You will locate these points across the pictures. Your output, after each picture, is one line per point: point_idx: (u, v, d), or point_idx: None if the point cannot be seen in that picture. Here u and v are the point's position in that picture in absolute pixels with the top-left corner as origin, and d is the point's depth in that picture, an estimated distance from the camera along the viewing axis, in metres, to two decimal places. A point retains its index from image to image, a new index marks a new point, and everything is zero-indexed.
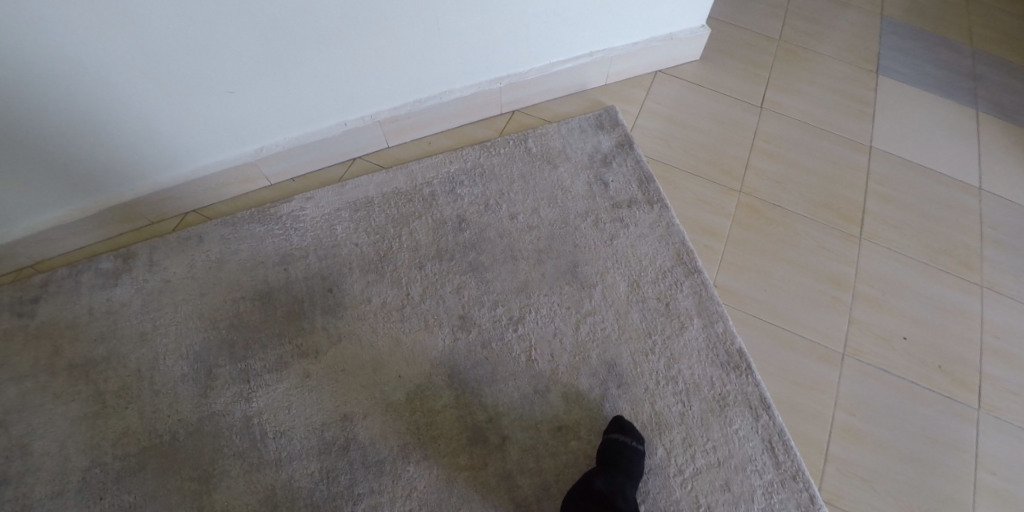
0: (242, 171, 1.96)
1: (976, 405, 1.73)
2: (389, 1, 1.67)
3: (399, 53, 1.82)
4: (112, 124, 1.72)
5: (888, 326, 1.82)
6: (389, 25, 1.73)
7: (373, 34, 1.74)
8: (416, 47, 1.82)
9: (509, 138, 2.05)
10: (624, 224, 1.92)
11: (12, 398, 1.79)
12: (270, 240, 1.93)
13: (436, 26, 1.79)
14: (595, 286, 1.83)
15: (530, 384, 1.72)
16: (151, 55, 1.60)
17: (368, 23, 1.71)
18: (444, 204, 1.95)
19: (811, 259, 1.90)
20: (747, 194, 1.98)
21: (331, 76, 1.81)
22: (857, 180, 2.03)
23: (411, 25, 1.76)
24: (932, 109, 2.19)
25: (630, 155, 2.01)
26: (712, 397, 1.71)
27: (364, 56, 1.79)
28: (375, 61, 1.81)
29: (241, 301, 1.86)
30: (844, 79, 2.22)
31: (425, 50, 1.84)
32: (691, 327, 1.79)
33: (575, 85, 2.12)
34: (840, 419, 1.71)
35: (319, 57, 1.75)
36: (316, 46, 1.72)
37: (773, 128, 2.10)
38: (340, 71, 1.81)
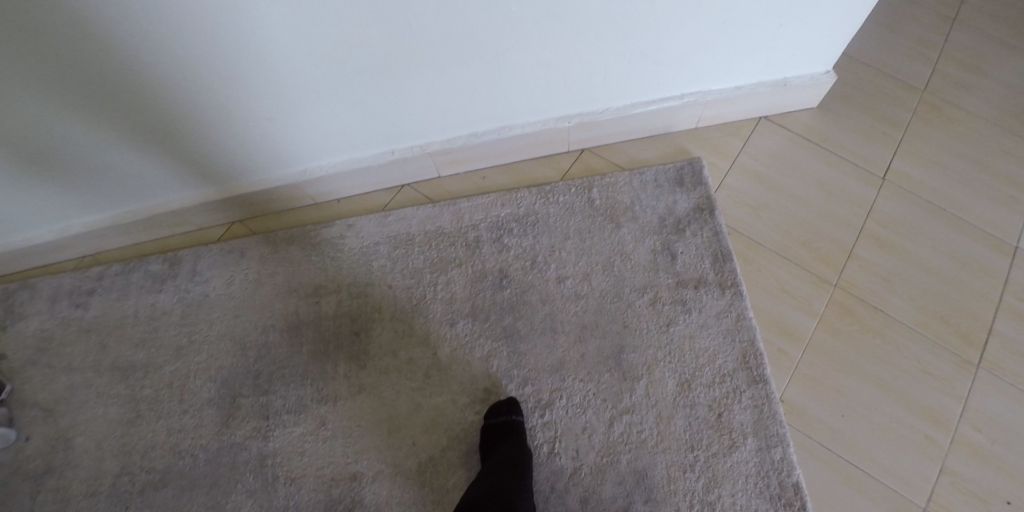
0: (285, 190, 1.84)
1: None
2: (442, 35, 1.48)
3: (453, 86, 1.63)
4: (151, 127, 1.58)
5: (989, 485, 1.48)
6: (443, 58, 1.54)
7: (424, 67, 1.56)
8: (473, 81, 1.62)
9: (570, 184, 1.81)
10: (686, 308, 1.65)
11: (60, 389, 1.73)
12: (307, 267, 1.80)
13: (497, 59, 1.58)
14: (639, 380, 1.61)
15: (550, 475, 1.55)
16: (189, 67, 1.45)
17: (419, 55, 1.52)
18: (488, 253, 1.76)
19: (908, 385, 1.57)
20: (842, 290, 1.65)
21: (378, 106, 1.65)
22: (989, 289, 1.63)
23: (468, 59, 1.56)
24: None
25: (709, 223, 1.72)
26: None
27: (415, 88, 1.61)
28: (426, 93, 1.63)
29: (271, 330, 1.74)
30: (1000, 152, 1.75)
31: (483, 84, 1.64)
32: (741, 447, 1.53)
33: (659, 127, 1.82)
34: None
35: (365, 87, 1.58)
36: (361, 78, 1.55)
37: (894, 209, 1.71)
38: (389, 102, 1.64)
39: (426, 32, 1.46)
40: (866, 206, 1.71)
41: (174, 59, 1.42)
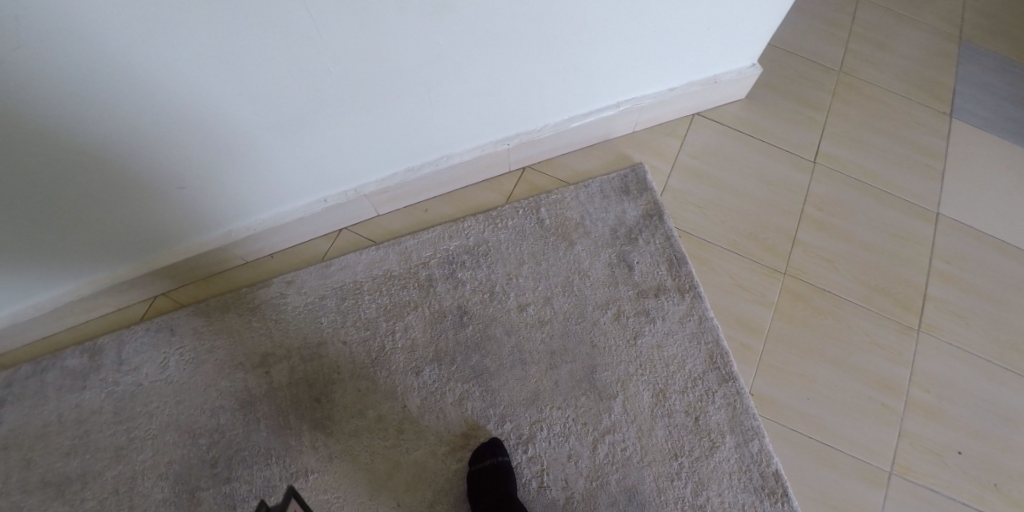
0: (212, 255, 1.67)
1: None
2: (367, 73, 1.38)
3: (382, 125, 1.52)
4: (46, 209, 1.39)
5: (942, 439, 1.57)
6: (368, 96, 1.43)
7: (349, 107, 1.44)
8: (404, 118, 1.52)
9: (517, 206, 1.76)
10: (650, 318, 1.65)
11: None
12: (250, 336, 1.66)
13: (426, 93, 1.48)
14: (615, 398, 1.59)
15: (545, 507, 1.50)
16: (81, 129, 1.28)
17: (341, 95, 1.41)
18: (444, 291, 1.68)
19: (862, 359, 1.63)
20: (792, 277, 1.70)
21: (302, 155, 1.51)
22: (919, 256, 1.72)
23: (396, 94, 1.45)
24: (1009, 162, 1.84)
25: (660, 228, 1.73)
26: None
27: (341, 131, 1.49)
28: (354, 135, 1.51)
29: (221, 411, 1.58)
30: (912, 124, 1.87)
31: (414, 120, 1.54)
32: (722, 446, 1.55)
33: (598, 135, 1.81)
34: None
35: (286, 135, 1.45)
36: (280, 125, 1.42)
37: (827, 191, 1.78)
38: (314, 149, 1.51)
39: (348, 73, 1.36)
40: (802, 191, 1.78)
41: (62, 120, 1.25)
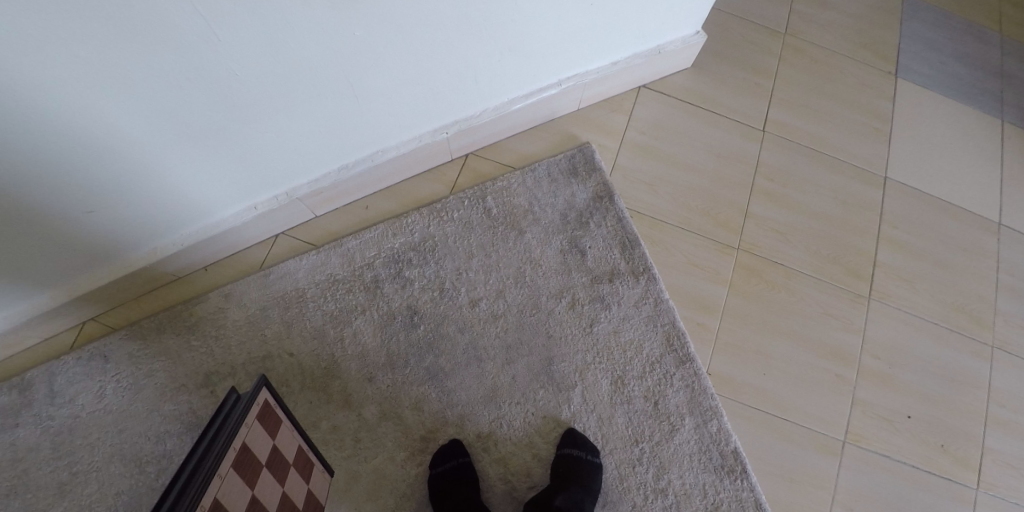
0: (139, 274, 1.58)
1: (974, 484, 1.58)
2: (280, 76, 1.27)
3: (307, 126, 1.42)
4: None
5: (892, 405, 1.64)
6: (286, 98, 1.33)
7: (267, 112, 1.34)
8: (331, 117, 1.42)
9: (462, 196, 1.69)
10: (605, 304, 1.61)
11: None
12: (190, 355, 1.60)
13: (352, 89, 1.38)
14: (574, 388, 1.55)
15: (509, 505, 1.49)
16: None
17: (256, 100, 1.30)
18: (391, 292, 1.62)
19: (816, 331, 1.67)
20: (746, 253, 1.69)
21: (224, 164, 1.41)
22: (869, 224, 1.77)
23: (318, 94, 1.35)
24: (952, 123, 1.90)
25: (611, 210, 1.68)
26: (704, 507, 1.50)
27: (263, 136, 1.39)
28: (277, 139, 1.41)
29: (167, 436, 1.52)
30: (858, 86, 1.91)
31: (342, 118, 1.44)
32: (682, 428, 1.54)
33: (542, 115, 1.74)
34: None
35: (202, 146, 1.35)
36: (194, 137, 1.32)
37: (777, 160, 1.80)
38: (235, 157, 1.41)
39: (259, 77, 1.26)
40: (753, 162, 1.78)
41: None
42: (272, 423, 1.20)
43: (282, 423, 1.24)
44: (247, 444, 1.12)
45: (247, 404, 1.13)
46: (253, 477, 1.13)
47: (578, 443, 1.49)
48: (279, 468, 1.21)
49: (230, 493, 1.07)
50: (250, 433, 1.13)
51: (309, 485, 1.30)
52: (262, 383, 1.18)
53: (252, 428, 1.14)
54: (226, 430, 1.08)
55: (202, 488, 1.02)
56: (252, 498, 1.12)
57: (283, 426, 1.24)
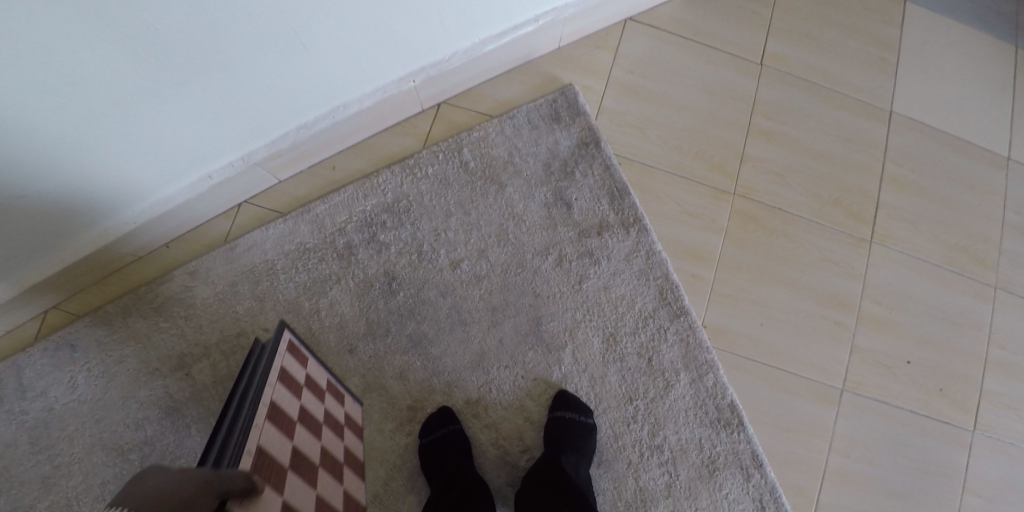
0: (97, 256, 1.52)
1: (971, 426, 1.57)
2: (208, 35, 1.17)
3: (250, 87, 1.31)
4: None
5: (890, 351, 1.60)
6: (219, 58, 1.22)
7: (200, 74, 1.24)
8: (275, 76, 1.32)
9: (436, 150, 1.57)
10: (595, 259, 1.53)
11: None
12: (160, 338, 1.53)
13: (292, 45, 1.27)
14: (565, 348, 1.49)
15: (503, 471, 1.43)
16: None
17: (184, 61, 1.20)
18: (365, 258, 1.53)
19: (815, 277, 1.62)
20: (741, 198, 1.62)
21: (163, 134, 1.32)
22: (872, 162, 1.71)
23: (255, 51, 1.24)
24: (962, 51, 1.81)
25: (598, 157, 1.57)
26: (699, 461, 1.47)
27: (201, 102, 1.29)
28: (218, 103, 1.31)
29: (147, 422, 1.48)
30: (863, 12, 1.82)
31: (288, 76, 1.33)
32: (677, 384, 1.49)
33: (519, 56, 1.60)
34: (832, 462, 1.52)
35: (134, 116, 1.25)
36: (122, 106, 1.23)
37: (776, 95, 1.71)
38: (175, 126, 1.32)
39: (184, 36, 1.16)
40: (749, 99, 1.70)
41: None
42: (300, 356, 1.21)
43: (309, 359, 1.24)
44: (288, 368, 1.15)
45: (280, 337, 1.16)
46: (297, 400, 1.14)
47: (571, 405, 1.44)
48: (316, 393, 1.22)
49: (282, 400, 1.09)
50: (287, 360, 1.15)
51: (345, 411, 1.31)
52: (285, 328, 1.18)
53: (289, 357, 1.16)
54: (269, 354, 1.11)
55: (258, 393, 1.04)
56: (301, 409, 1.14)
57: (310, 357, 1.24)
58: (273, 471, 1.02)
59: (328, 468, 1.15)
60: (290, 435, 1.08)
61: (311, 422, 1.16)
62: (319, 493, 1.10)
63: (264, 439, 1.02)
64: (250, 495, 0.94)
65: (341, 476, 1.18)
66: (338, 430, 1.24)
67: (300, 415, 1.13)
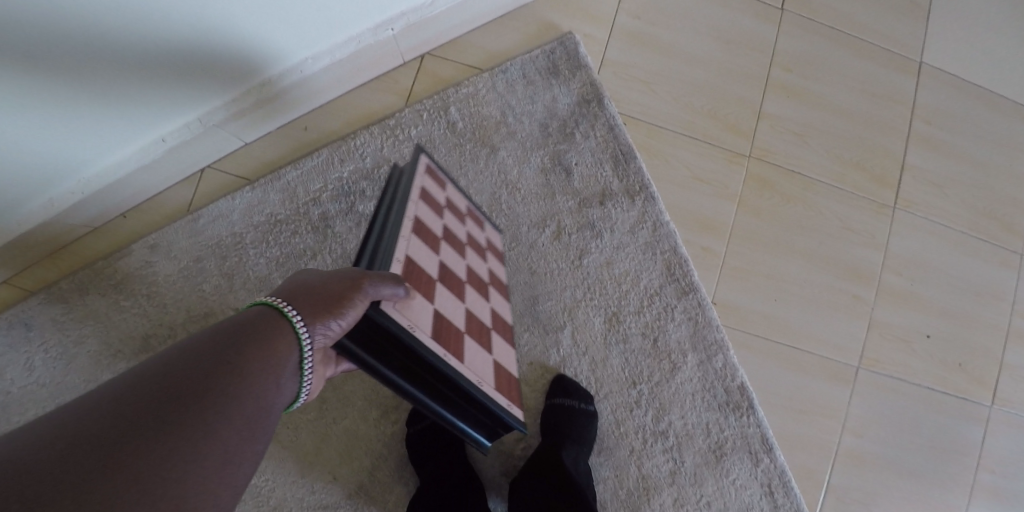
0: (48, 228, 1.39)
1: (990, 402, 1.47)
2: None
3: (197, 38, 1.15)
4: None
5: (909, 324, 1.49)
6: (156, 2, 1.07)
7: (135, 20, 1.08)
8: (226, 25, 1.15)
9: (420, 109, 1.40)
10: (596, 232, 1.39)
11: None
12: (122, 317, 1.38)
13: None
14: (563, 329, 1.36)
15: (496, 460, 1.32)
16: None
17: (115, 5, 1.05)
18: (343, 231, 1.38)
19: (833, 248, 1.49)
20: (756, 160, 1.47)
21: (102, 91, 1.17)
22: (897, 119, 1.55)
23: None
24: None
25: (600, 117, 1.41)
26: (706, 446, 1.35)
27: (142, 54, 1.14)
28: (161, 56, 1.16)
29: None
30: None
31: (242, 26, 1.17)
32: (684, 367, 1.37)
33: (511, 2, 1.43)
34: (845, 443, 1.42)
35: (64, 69, 1.11)
36: (47, 56, 1.08)
37: (797, 46, 1.55)
38: (113, 82, 1.17)
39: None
40: (766, 49, 1.53)
41: None
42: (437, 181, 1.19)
43: (447, 185, 1.21)
44: (426, 192, 1.11)
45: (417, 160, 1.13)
46: (439, 219, 1.11)
47: (570, 392, 1.31)
48: (461, 215, 1.20)
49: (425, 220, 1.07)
50: (425, 184, 1.12)
51: (487, 237, 1.29)
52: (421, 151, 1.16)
53: (427, 181, 1.13)
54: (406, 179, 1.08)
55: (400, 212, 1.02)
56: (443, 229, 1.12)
57: (456, 190, 1.23)
58: (424, 281, 1.00)
59: (473, 289, 1.14)
60: (436, 252, 1.07)
61: (455, 245, 1.14)
62: (469, 310, 1.09)
63: (415, 250, 1.01)
64: (402, 300, 0.93)
65: (485, 299, 1.17)
66: (481, 254, 1.23)
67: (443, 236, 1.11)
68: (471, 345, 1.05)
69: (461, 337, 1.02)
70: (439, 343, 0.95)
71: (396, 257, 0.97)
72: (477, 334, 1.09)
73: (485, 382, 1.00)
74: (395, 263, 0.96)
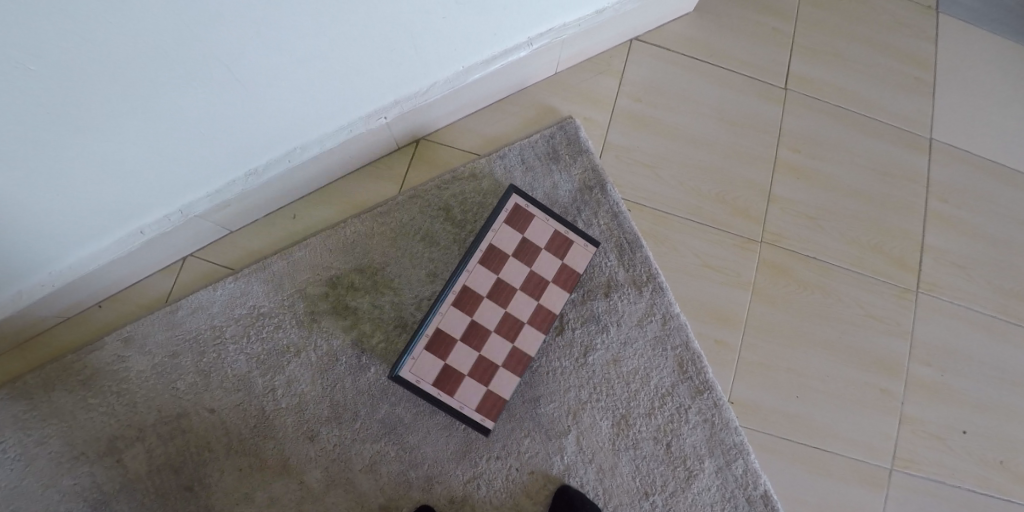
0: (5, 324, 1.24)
1: None
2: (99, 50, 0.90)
3: (174, 130, 1.05)
4: None
5: (946, 419, 1.36)
6: (126, 94, 0.97)
7: (104, 115, 0.98)
8: (207, 116, 1.05)
9: (413, 196, 1.33)
10: (602, 326, 1.31)
11: None
12: (88, 417, 1.26)
13: (222, 77, 1.01)
14: (568, 434, 1.28)
15: None
16: None
17: (80, 99, 0.95)
18: (330, 325, 1.29)
19: (857, 338, 1.37)
20: (769, 246, 1.38)
21: (69, 187, 1.06)
22: (914, 199, 1.44)
23: (174, 86, 0.98)
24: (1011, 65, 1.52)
25: (604, 203, 1.34)
26: None
27: (113, 149, 1.03)
28: (136, 150, 1.05)
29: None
30: (893, 27, 1.51)
31: (224, 116, 1.07)
32: (701, 474, 1.28)
33: (511, 85, 1.35)
34: None
35: (24, 169, 1.00)
36: (2, 157, 0.97)
37: (804, 125, 1.44)
38: (81, 179, 1.06)
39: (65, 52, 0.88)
40: (773, 129, 1.43)
41: None
42: (489, 253, 1.20)
43: (535, 218, 1.22)
44: (496, 245, 1.20)
45: (500, 206, 1.21)
46: (495, 282, 1.20)
47: (575, 506, 1.23)
48: (507, 279, 1.20)
49: (479, 283, 1.19)
50: (497, 236, 1.20)
51: (569, 261, 1.22)
52: (512, 190, 1.22)
53: (499, 233, 1.21)
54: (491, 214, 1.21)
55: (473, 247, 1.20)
56: (499, 282, 1.20)
57: (510, 246, 1.20)
58: (446, 341, 1.18)
59: (507, 332, 1.20)
60: (470, 313, 1.19)
61: (496, 298, 1.19)
62: (501, 344, 1.20)
63: (442, 322, 1.18)
64: (414, 358, 1.17)
65: (526, 334, 1.21)
66: (537, 289, 1.21)
67: (485, 295, 1.19)
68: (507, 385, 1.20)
69: (465, 379, 1.19)
70: (438, 386, 1.18)
71: (422, 332, 1.17)
72: (511, 363, 1.21)
73: (467, 408, 1.19)
74: (420, 338, 1.17)
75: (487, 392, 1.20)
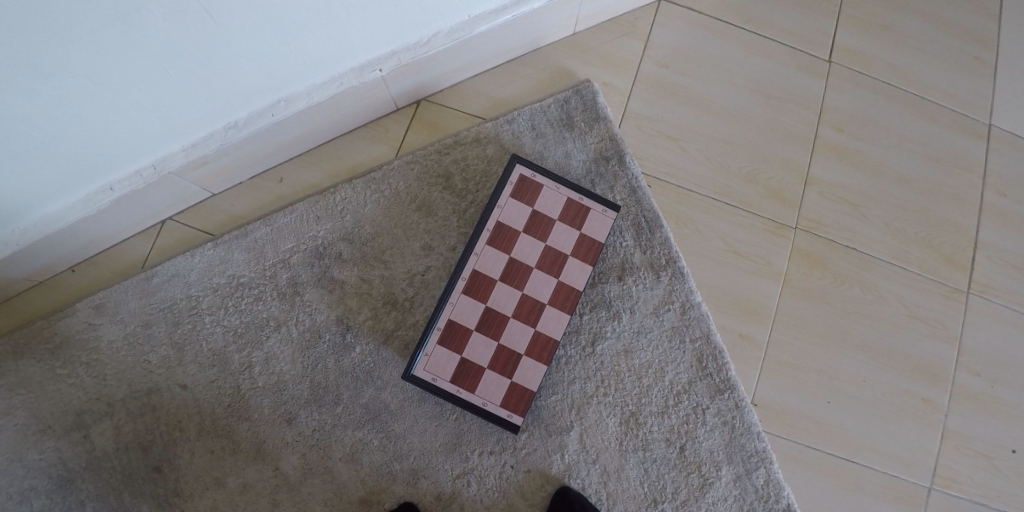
0: None
1: None
2: None
3: (136, 68, 0.92)
4: None
5: (995, 436, 1.21)
6: (74, 19, 0.84)
7: (62, 44, 0.86)
8: (171, 52, 0.92)
9: (409, 161, 1.21)
10: (613, 312, 1.18)
11: None
12: (57, 389, 1.15)
13: (186, 6, 0.87)
14: (570, 431, 1.15)
15: None
16: None
17: (32, 22, 0.82)
18: (314, 299, 1.18)
19: (899, 340, 1.22)
20: (803, 233, 1.24)
21: (19, 133, 0.94)
22: (969, 189, 1.28)
23: (135, 11, 0.85)
24: None
25: (621, 176, 1.21)
26: None
27: (66, 88, 0.91)
28: (94, 92, 0.93)
29: (33, 494, 1.12)
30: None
31: (192, 54, 0.94)
32: (716, 482, 1.15)
33: (523, 43, 1.23)
34: None
35: None
36: None
37: (848, 102, 1.29)
38: (34, 122, 0.93)
39: None
40: (814, 105, 1.28)
41: None
42: (498, 233, 1.08)
43: (546, 190, 1.10)
44: (502, 221, 1.08)
45: (505, 178, 1.09)
46: (505, 264, 1.08)
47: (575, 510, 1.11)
48: (520, 258, 1.08)
49: (490, 267, 1.08)
50: (504, 210, 1.09)
51: (588, 239, 1.10)
52: (517, 159, 1.10)
53: (506, 207, 1.09)
54: (498, 187, 1.09)
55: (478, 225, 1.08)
56: (510, 264, 1.08)
57: (521, 222, 1.09)
58: (460, 333, 1.07)
59: (526, 316, 1.09)
60: (483, 300, 1.08)
61: (509, 282, 1.08)
62: (521, 331, 1.08)
63: (453, 312, 1.07)
64: (428, 355, 1.07)
65: (547, 317, 1.09)
66: (554, 266, 1.09)
67: (499, 278, 1.08)
68: (535, 375, 1.08)
69: (485, 372, 1.08)
70: (454, 382, 1.08)
71: (434, 325, 1.07)
72: (534, 351, 1.09)
73: (490, 404, 1.08)
74: (432, 332, 1.07)
75: (513, 386, 1.08)
